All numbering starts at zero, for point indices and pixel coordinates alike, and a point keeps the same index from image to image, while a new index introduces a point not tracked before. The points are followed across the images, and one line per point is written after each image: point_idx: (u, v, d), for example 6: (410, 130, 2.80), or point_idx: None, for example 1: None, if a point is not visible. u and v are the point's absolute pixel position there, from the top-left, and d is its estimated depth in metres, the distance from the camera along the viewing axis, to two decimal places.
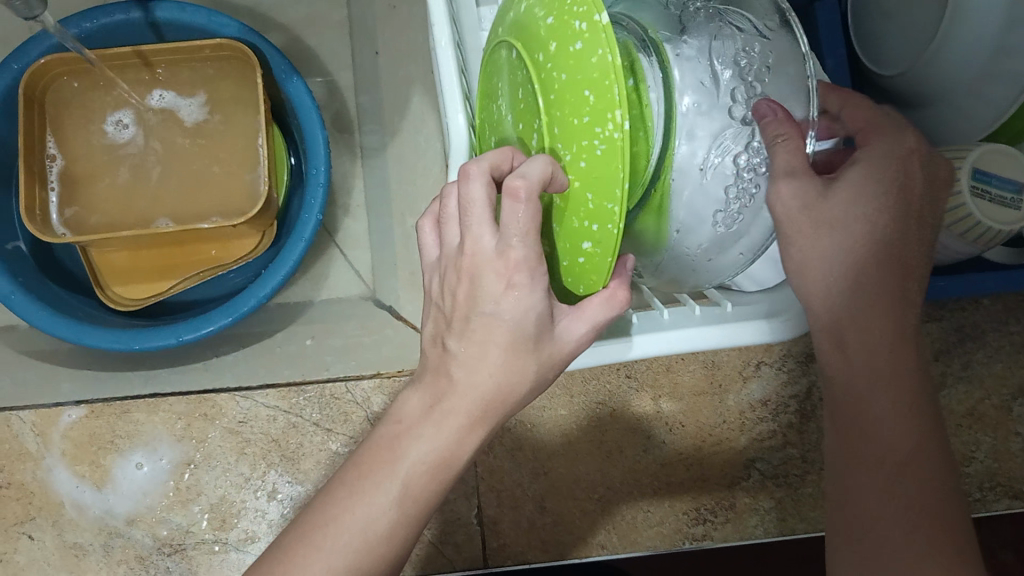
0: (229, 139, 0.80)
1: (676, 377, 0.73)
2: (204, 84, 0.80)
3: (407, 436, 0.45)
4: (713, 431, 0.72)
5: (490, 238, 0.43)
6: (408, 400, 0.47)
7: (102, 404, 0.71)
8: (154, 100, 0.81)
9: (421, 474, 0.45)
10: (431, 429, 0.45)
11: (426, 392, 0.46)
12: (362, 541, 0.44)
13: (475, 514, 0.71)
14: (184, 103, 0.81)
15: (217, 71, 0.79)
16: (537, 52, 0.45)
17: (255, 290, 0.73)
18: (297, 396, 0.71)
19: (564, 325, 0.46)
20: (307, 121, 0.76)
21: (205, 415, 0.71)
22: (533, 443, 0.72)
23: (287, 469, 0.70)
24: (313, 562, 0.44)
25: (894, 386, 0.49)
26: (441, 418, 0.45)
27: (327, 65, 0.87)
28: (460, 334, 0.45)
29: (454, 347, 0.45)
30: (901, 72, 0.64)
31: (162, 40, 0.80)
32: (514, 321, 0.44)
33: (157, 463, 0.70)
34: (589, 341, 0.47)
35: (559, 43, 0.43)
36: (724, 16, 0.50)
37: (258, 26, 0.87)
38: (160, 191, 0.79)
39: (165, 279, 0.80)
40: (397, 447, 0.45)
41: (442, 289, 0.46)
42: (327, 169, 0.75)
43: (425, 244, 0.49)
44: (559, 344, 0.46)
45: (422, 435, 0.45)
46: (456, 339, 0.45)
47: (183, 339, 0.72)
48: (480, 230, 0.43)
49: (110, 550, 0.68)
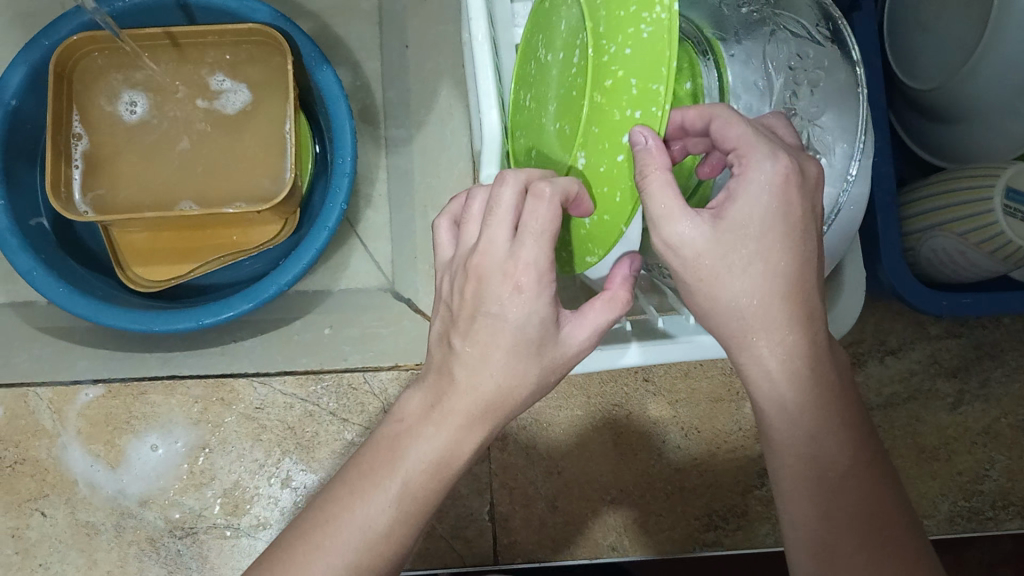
0: (257, 125, 0.80)
1: (694, 383, 0.72)
2: (234, 68, 0.80)
3: (429, 431, 0.45)
4: (728, 438, 0.71)
5: (506, 240, 0.43)
6: (425, 393, 0.46)
7: (120, 383, 0.71)
8: (216, 84, 0.80)
9: (420, 473, 0.45)
10: (431, 428, 0.45)
11: (427, 392, 0.46)
12: (382, 533, 0.44)
13: (487, 509, 0.71)
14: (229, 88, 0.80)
15: (247, 55, 0.79)
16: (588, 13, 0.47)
17: (277, 277, 0.73)
18: (314, 384, 0.71)
19: (566, 329, 0.45)
20: (333, 108, 0.76)
21: (222, 399, 0.71)
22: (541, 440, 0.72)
23: (302, 457, 0.70)
24: (332, 555, 0.44)
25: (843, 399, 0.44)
26: (442, 418, 0.45)
27: (355, 53, 0.87)
28: (464, 331, 0.44)
29: (458, 345, 0.44)
30: (936, 86, 0.63)
31: (192, 22, 0.80)
32: (520, 326, 0.43)
33: (172, 445, 0.70)
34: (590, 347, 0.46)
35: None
36: (777, 20, 0.54)
37: (289, 12, 0.87)
38: (182, 174, 0.79)
39: (186, 261, 0.79)
40: (416, 439, 0.45)
41: (452, 289, 0.46)
42: (353, 159, 0.75)
43: (441, 242, 0.49)
44: (561, 348, 0.45)
45: (424, 434, 0.45)
46: (471, 338, 0.44)
47: (204, 323, 0.72)
48: (495, 231, 0.43)
49: (121, 530, 0.68)
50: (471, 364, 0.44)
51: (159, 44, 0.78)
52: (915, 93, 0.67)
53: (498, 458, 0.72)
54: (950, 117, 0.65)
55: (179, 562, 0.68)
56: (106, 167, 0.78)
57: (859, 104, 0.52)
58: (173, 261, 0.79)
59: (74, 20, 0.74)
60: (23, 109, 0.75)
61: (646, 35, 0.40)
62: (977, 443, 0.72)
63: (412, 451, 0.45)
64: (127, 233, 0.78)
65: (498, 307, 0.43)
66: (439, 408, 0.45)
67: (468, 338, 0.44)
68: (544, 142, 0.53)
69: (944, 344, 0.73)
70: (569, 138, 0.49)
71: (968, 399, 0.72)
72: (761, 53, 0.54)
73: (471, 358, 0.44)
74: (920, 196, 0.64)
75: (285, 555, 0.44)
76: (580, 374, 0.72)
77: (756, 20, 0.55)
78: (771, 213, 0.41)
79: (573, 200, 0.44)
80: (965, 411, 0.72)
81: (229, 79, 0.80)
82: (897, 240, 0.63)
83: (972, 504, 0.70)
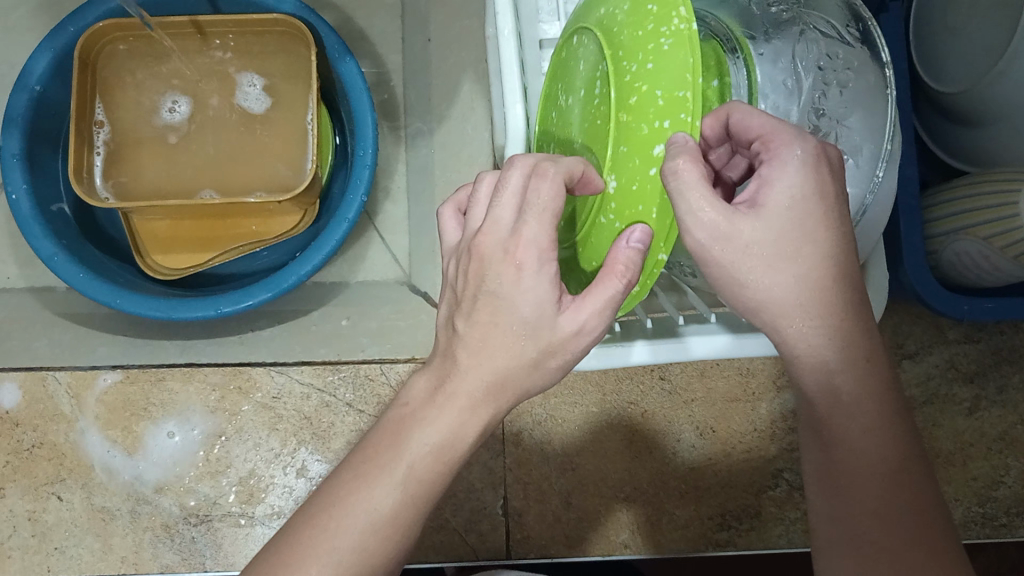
0: (280, 116, 0.80)
1: (710, 382, 0.72)
2: (257, 61, 0.80)
3: (452, 421, 0.45)
4: (743, 439, 0.71)
5: (508, 219, 0.43)
6: (430, 376, 0.47)
7: (138, 369, 0.71)
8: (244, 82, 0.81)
9: (433, 462, 0.45)
10: (436, 412, 0.45)
11: (432, 375, 0.47)
12: (402, 520, 0.44)
13: (501, 504, 0.71)
14: (253, 85, 0.81)
15: (271, 48, 0.80)
16: (611, 38, 0.47)
17: (296, 267, 0.73)
18: (331, 374, 0.71)
19: (565, 313, 0.44)
20: (356, 99, 0.76)
21: (239, 388, 0.71)
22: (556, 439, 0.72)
23: (317, 447, 0.70)
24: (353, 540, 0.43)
25: (868, 384, 0.45)
26: (446, 400, 0.45)
27: (378, 49, 0.89)
28: (467, 313, 0.45)
29: (462, 328, 0.45)
30: (962, 90, 0.63)
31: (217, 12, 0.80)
32: (526, 308, 0.43)
33: (188, 433, 0.70)
34: (597, 331, 0.45)
35: (633, 23, 0.44)
36: (805, 18, 0.55)
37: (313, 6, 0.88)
38: (204, 165, 0.80)
39: (205, 251, 0.80)
40: (435, 422, 0.45)
41: (457, 272, 0.47)
42: (374, 151, 0.75)
43: (446, 230, 0.50)
44: (560, 332, 0.44)
45: (445, 420, 0.45)
46: (487, 325, 0.44)
47: (223, 311, 0.72)
48: (500, 213, 0.43)
49: (137, 516, 0.68)
50: (473, 346, 0.45)
51: (187, 33, 0.78)
52: (939, 96, 0.67)
53: (514, 453, 0.72)
54: (975, 121, 0.64)
55: (194, 549, 0.68)
56: (129, 156, 0.79)
57: (889, 105, 0.52)
58: (192, 250, 0.80)
59: (101, 7, 0.75)
60: (47, 95, 0.76)
61: (667, 47, 0.40)
62: (992, 449, 0.71)
63: (429, 435, 0.45)
64: (148, 220, 0.79)
65: (515, 287, 0.43)
66: (449, 392, 0.45)
67: (483, 324, 0.44)
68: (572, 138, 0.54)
69: (962, 348, 0.73)
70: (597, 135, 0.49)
71: (984, 405, 0.72)
72: (791, 53, 0.55)
73: (492, 342, 0.44)
74: (942, 199, 0.64)
75: (298, 541, 0.44)
76: (597, 371, 0.72)
77: (787, 19, 0.56)
78: (797, 205, 0.42)
79: (579, 179, 0.44)
80: (981, 417, 0.72)
81: (254, 70, 0.80)
82: (919, 244, 0.63)
83: (985, 510, 0.70)
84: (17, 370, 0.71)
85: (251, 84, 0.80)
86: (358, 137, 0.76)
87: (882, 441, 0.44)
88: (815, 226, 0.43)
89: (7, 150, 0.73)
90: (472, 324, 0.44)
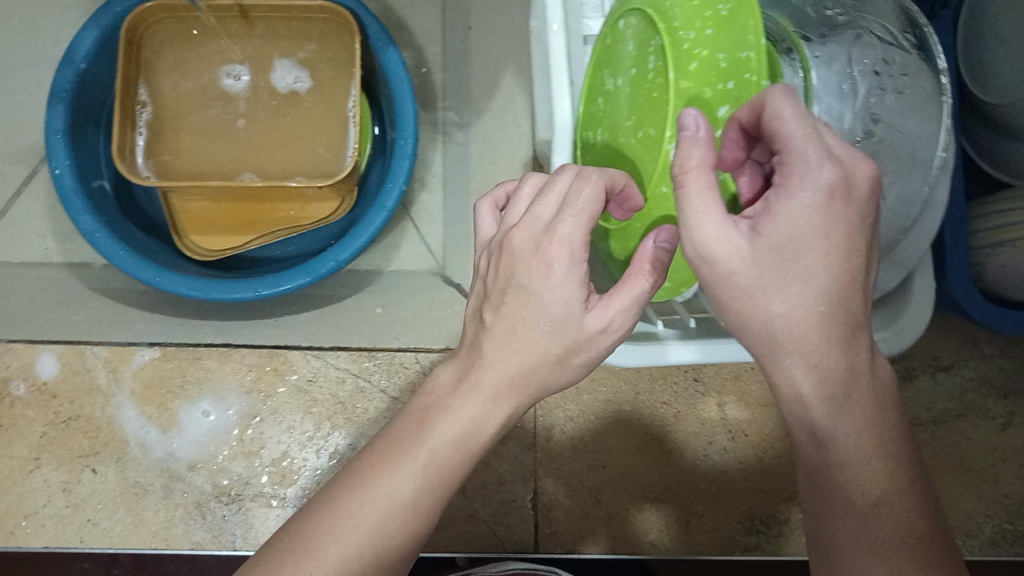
0: (316, 103, 0.79)
1: (744, 386, 0.72)
2: (299, 47, 0.79)
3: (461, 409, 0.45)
4: (775, 443, 0.71)
5: (547, 216, 0.43)
6: (456, 367, 0.47)
7: (176, 347, 0.71)
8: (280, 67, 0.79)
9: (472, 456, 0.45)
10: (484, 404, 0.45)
11: (456, 367, 0.47)
12: (400, 512, 0.43)
13: (531, 497, 0.71)
14: (291, 72, 0.79)
15: (313, 35, 0.78)
16: (666, 30, 0.47)
17: (335, 253, 0.74)
18: (368, 360, 0.72)
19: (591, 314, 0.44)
20: (400, 94, 0.76)
21: (275, 369, 0.71)
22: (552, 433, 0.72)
23: (350, 431, 0.71)
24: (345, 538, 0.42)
25: None
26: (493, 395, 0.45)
27: (417, 39, 0.86)
28: (495, 305, 0.45)
29: (489, 320, 0.45)
30: (1015, 102, 0.63)
31: None
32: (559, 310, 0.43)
33: (223, 412, 0.70)
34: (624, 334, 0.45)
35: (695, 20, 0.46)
36: (860, 24, 0.55)
37: None
38: (243, 150, 0.78)
39: (243, 234, 0.80)
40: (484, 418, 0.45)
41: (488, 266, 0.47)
42: (414, 141, 0.75)
43: (482, 223, 0.50)
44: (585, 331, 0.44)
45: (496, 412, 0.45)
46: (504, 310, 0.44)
47: (261, 294, 0.73)
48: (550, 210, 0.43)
49: (170, 493, 0.69)
50: (500, 337, 0.44)
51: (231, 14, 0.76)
52: (990, 107, 0.66)
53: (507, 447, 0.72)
54: None
55: (224, 529, 0.68)
56: (167, 135, 0.77)
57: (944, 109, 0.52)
58: (231, 232, 0.80)
59: None
60: (92, 73, 0.76)
61: (747, 48, 0.44)
62: None
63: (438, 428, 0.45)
64: (188, 201, 0.79)
65: (546, 282, 0.43)
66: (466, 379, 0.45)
67: (503, 313, 0.44)
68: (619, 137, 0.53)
69: (997, 363, 0.73)
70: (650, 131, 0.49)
71: (1017, 420, 0.72)
72: (846, 57, 0.54)
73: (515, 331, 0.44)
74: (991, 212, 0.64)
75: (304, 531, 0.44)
76: (632, 369, 0.72)
77: (843, 22, 0.55)
78: (810, 235, 0.37)
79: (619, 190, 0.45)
80: (1015, 432, 0.71)
81: (294, 54, 0.79)
82: (965, 257, 0.62)
83: (1017, 527, 0.70)
84: (56, 343, 0.71)
85: (289, 70, 0.79)
86: (397, 129, 0.77)
87: (869, 464, 0.41)
88: (818, 258, 0.37)
89: (52, 128, 0.73)
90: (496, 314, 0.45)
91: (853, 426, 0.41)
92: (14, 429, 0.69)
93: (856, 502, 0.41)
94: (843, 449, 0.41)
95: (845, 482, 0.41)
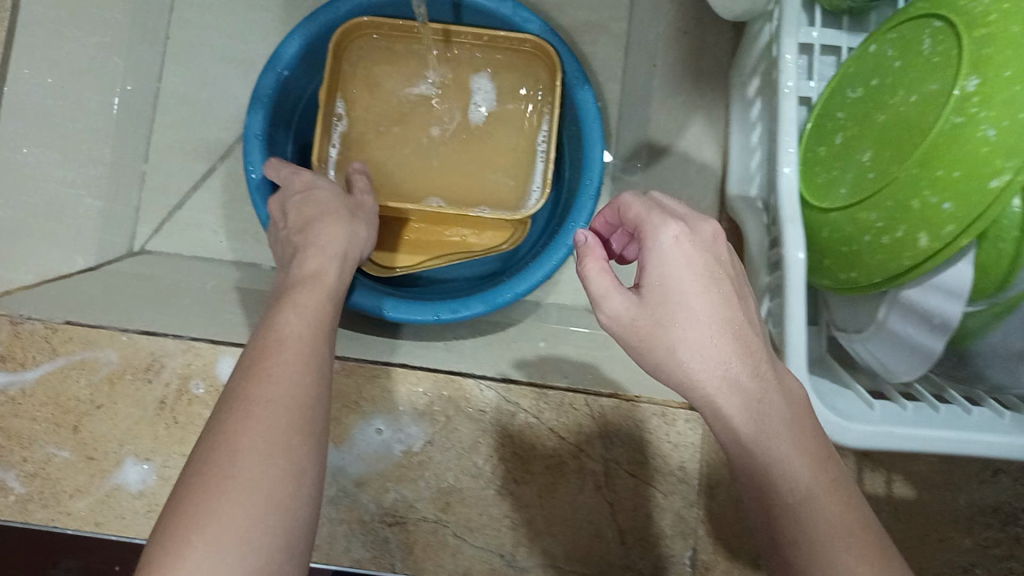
0: (505, 132, 0.79)
1: (912, 466, 0.72)
2: (491, 68, 0.80)
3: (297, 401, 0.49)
4: (940, 528, 0.70)
5: (596, 270, 0.50)
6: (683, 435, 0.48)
7: (355, 364, 0.72)
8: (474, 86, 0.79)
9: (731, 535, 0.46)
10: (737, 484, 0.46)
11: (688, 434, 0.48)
12: (273, 501, 0.44)
13: (689, 553, 0.70)
14: (481, 90, 0.79)
15: (506, 58, 0.79)
16: (963, 37, 0.52)
17: (513, 286, 0.74)
18: (539, 398, 0.72)
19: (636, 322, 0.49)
20: (591, 138, 0.76)
21: (449, 396, 0.71)
22: (641, 490, 0.71)
23: (516, 466, 0.71)
24: (242, 484, 0.44)
25: None
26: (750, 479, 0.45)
27: (597, 74, 0.85)
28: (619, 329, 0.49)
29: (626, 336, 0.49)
30: None
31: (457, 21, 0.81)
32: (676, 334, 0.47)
33: (395, 432, 0.71)
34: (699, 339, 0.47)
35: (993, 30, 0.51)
36: None
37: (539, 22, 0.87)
38: (430, 170, 0.78)
39: (419, 256, 0.80)
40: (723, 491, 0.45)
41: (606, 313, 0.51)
42: (601, 181, 0.75)
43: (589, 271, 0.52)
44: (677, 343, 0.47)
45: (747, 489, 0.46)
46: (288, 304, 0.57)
47: (441, 318, 0.73)
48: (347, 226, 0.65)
49: (336, 507, 0.70)
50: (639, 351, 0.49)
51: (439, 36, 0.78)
52: None
53: (610, 500, 0.70)
54: None
55: (386, 549, 0.69)
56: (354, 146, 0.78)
57: None
58: (407, 254, 0.80)
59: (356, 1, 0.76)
60: (291, 80, 0.77)
61: None
62: None
63: (269, 411, 0.47)
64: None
65: (608, 299, 0.49)
66: (259, 369, 0.50)
67: (289, 301, 0.57)
68: (885, 145, 0.56)
69: None
70: (874, 169, 0.56)
71: None
72: None
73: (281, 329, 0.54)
74: None
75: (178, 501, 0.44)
76: None
77: None
78: (668, 276, 0.47)
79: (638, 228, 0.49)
80: None
81: (489, 80, 0.80)
82: None
83: None
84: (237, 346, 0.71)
85: (481, 90, 0.79)
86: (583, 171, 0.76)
87: (805, 470, 0.44)
88: (677, 301, 0.47)
89: (251, 128, 0.73)
90: (282, 313, 0.55)
91: (805, 448, 0.45)
92: (190, 428, 0.69)
93: (772, 514, 0.44)
94: (760, 453, 0.45)
95: (778, 482, 0.44)
